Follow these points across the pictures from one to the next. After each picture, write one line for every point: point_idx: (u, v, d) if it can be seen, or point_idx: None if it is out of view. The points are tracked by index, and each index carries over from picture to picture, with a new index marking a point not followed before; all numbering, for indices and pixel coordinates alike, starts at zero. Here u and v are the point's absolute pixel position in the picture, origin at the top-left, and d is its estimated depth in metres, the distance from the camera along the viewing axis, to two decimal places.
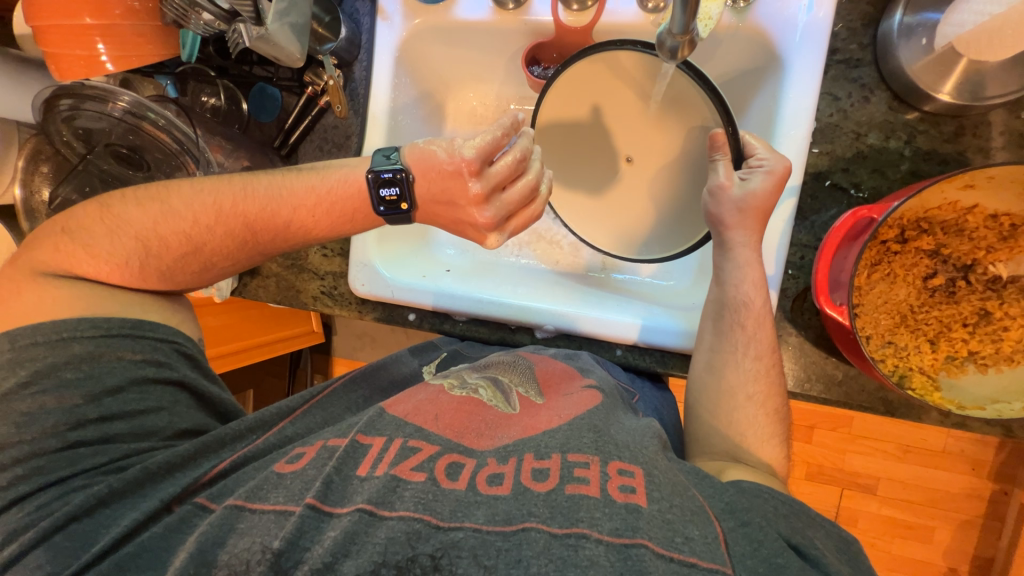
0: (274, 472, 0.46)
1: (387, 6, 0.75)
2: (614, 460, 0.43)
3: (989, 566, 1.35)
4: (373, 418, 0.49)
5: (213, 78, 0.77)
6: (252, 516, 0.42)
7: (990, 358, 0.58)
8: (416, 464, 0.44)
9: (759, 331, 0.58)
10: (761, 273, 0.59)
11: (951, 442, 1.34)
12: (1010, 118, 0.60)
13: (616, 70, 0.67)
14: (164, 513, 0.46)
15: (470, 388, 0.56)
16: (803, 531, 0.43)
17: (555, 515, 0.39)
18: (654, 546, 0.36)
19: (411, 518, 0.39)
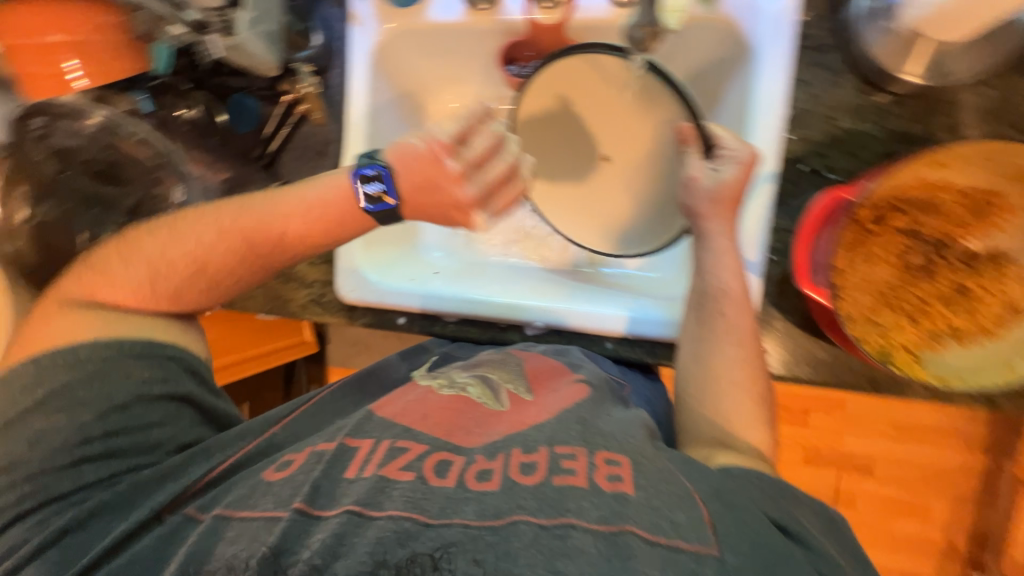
0: (264, 479, 0.46)
1: (360, 11, 0.76)
2: (601, 450, 0.44)
3: (987, 540, 1.36)
4: (361, 421, 0.50)
5: (188, 91, 0.73)
6: (239, 523, 0.43)
7: (969, 332, 0.59)
8: (405, 464, 0.44)
9: (739, 317, 0.58)
10: (737, 260, 0.60)
11: (944, 419, 1.35)
12: (977, 96, 0.61)
13: (595, 69, 0.68)
14: (156, 521, 0.47)
15: (458, 387, 0.57)
16: (790, 512, 0.44)
17: (542, 507, 0.39)
18: (642, 533, 0.37)
19: (400, 517, 0.40)
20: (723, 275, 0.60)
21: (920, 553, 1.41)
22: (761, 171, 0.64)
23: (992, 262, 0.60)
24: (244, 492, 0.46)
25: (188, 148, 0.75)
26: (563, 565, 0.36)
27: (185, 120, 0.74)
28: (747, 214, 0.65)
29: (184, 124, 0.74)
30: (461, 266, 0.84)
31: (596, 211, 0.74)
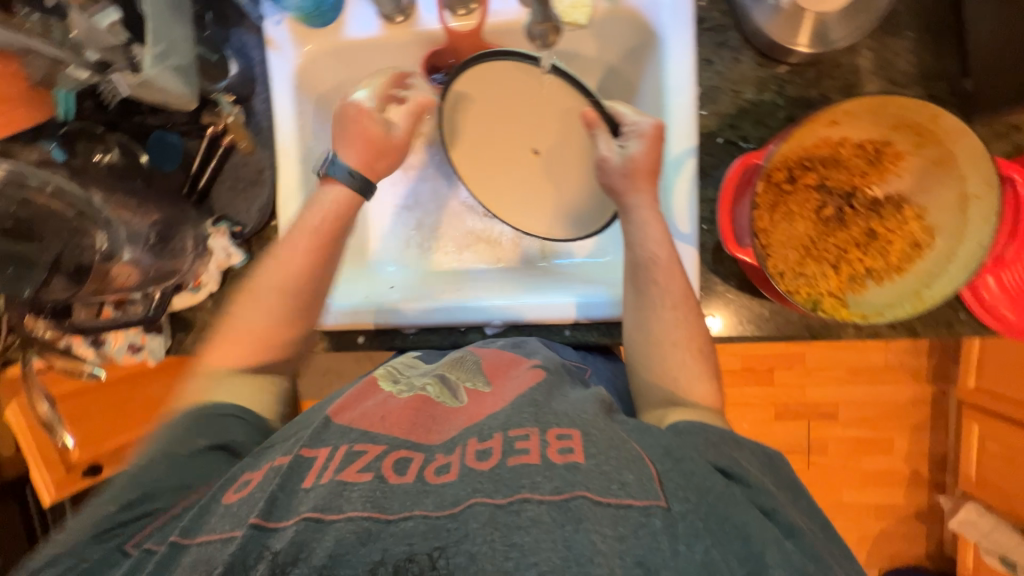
0: (222, 503, 0.47)
1: (275, 36, 0.75)
2: (553, 427, 0.49)
3: (943, 461, 1.48)
4: (318, 430, 0.52)
5: (103, 135, 0.71)
6: (196, 548, 0.44)
7: (883, 271, 0.65)
8: (364, 465, 0.47)
9: (670, 282, 0.62)
10: (661, 229, 0.63)
11: (892, 356, 1.45)
12: (857, 57, 0.67)
13: (520, 68, 0.69)
14: (121, 556, 0.48)
15: (418, 388, 0.59)
16: (731, 454, 0.49)
17: (499, 489, 0.43)
18: (591, 496, 0.42)
19: (359, 518, 0.42)
20: (653, 245, 0.63)
21: (891, 484, 1.51)
22: (681, 147, 0.68)
23: (894, 204, 0.66)
24: (200, 518, 0.47)
25: (109, 195, 0.68)
26: (519, 537, 0.40)
27: (102, 165, 0.71)
28: (674, 189, 0.68)
29: (104, 168, 0.70)
30: (416, 278, 0.84)
31: (532, 200, 0.76)
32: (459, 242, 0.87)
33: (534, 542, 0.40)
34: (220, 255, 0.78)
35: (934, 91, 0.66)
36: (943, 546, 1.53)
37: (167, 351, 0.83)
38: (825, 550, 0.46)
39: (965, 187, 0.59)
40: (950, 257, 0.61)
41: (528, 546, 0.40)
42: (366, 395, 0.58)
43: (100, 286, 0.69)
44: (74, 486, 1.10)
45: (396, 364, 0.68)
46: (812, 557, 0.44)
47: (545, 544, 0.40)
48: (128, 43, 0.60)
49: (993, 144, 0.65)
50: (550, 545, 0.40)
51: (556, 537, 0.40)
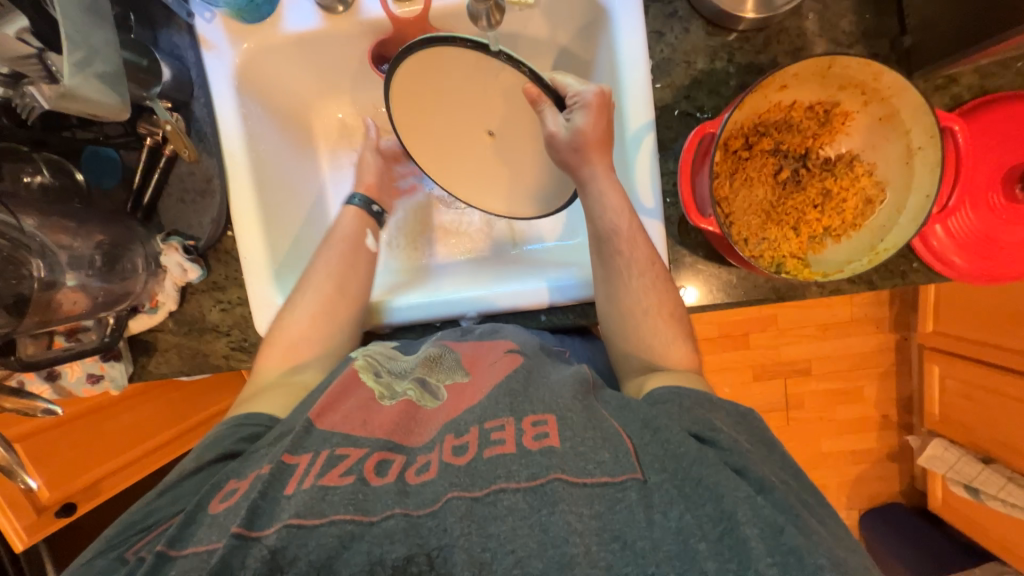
0: (208, 512, 0.47)
1: (208, 35, 0.71)
2: (528, 415, 0.50)
3: (910, 403, 1.58)
4: (301, 435, 0.51)
5: (29, 154, 0.67)
6: (183, 560, 0.44)
7: (840, 229, 0.67)
8: (345, 469, 0.47)
9: (635, 251, 0.62)
10: (620, 199, 0.63)
11: (857, 309, 1.52)
12: (801, 20, 0.68)
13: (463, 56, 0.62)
14: (120, 564, 0.47)
15: (401, 394, 0.57)
16: (701, 416, 0.50)
17: (475, 481, 0.45)
18: (567, 478, 0.44)
19: (343, 521, 0.43)
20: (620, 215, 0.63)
21: (865, 430, 1.59)
22: (639, 122, 0.68)
23: (846, 163, 0.68)
24: (190, 527, 0.46)
25: (45, 218, 0.65)
26: (496, 527, 0.42)
27: (35, 185, 0.67)
28: (636, 164, 0.69)
29: (36, 189, 0.66)
30: (389, 278, 0.83)
31: (487, 184, 0.75)
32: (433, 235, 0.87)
33: (510, 530, 0.42)
34: (175, 272, 0.74)
35: (876, 49, 0.68)
36: (914, 482, 1.63)
37: (130, 378, 0.79)
38: (798, 499, 0.48)
39: (909, 141, 0.62)
40: (900, 210, 0.63)
41: (505, 535, 0.42)
42: (343, 395, 0.56)
43: (44, 316, 0.65)
44: (50, 527, 1.04)
45: (375, 353, 0.64)
46: (784, 509, 0.44)
47: (521, 531, 0.42)
48: (42, 50, 0.54)
49: (934, 97, 0.67)
50: (526, 531, 0.42)
51: (533, 522, 0.42)
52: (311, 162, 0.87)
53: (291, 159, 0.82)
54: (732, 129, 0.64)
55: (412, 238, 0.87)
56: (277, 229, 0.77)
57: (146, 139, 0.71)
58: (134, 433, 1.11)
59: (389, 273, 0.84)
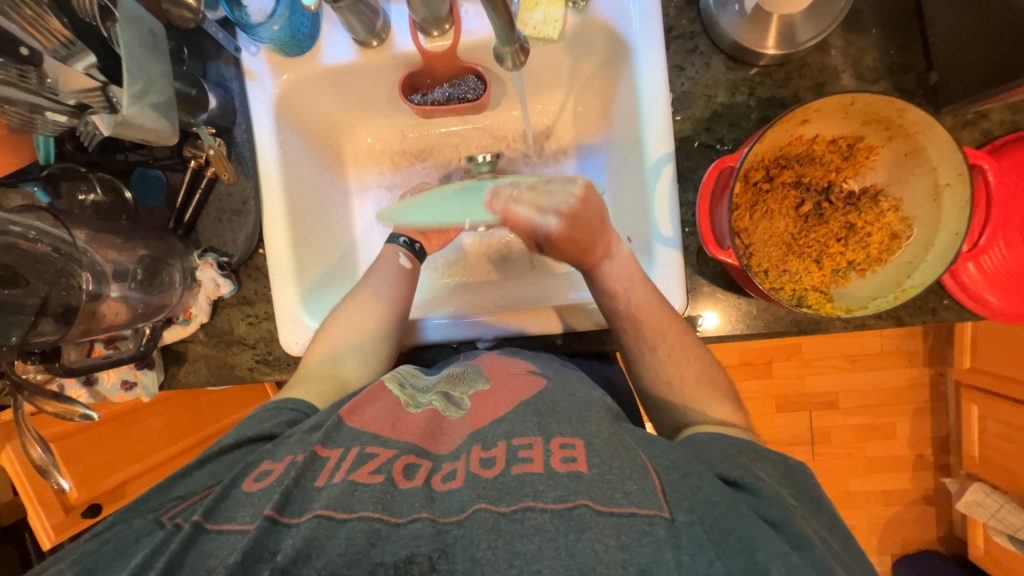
0: (243, 490, 0.50)
1: (253, 67, 0.76)
2: (556, 437, 0.50)
3: (947, 443, 1.49)
4: (332, 429, 0.54)
5: (86, 173, 0.74)
6: (217, 535, 0.46)
7: (865, 263, 0.66)
8: (374, 467, 0.50)
9: (642, 326, 0.65)
10: (622, 274, 0.66)
11: (888, 342, 1.46)
12: (824, 55, 0.69)
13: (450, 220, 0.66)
14: (155, 526, 0.50)
15: (426, 404, 0.60)
16: (743, 470, 0.50)
17: (502, 497, 0.45)
18: (594, 505, 0.43)
19: (370, 518, 0.45)
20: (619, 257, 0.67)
21: (897, 470, 1.51)
22: (659, 154, 0.69)
23: (871, 197, 0.67)
24: (225, 502, 0.49)
25: (95, 233, 0.69)
26: (523, 545, 0.42)
27: (88, 204, 0.74)
28: (654, 194, 0.69)
29: (89, 208, 0.74)
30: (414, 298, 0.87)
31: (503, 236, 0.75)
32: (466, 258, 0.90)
33: (537, 550, 0.41)
34: (209, 286, 0.78)
35: (902, 84, 0.68)
36: (953, 528, 1.53)
37: (160, 387, 0.83)
38: (825, 542, 0.46)
39: (937, 177, 0.60)
40: (928, 246, 0.62)
41: (531, 554, 0.41)
42: (373, 397, 0.60)
43: (89, 326, 0.68)
44: (73, 528, 1.08)
45: (401, 371, 0.68)
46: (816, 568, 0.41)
47: (548, 552, 0.41)
48: (106, 83, 0.58)
49: (962, 133, 0.66)
50: (552, 552, 0.41)
51: (559, 545, 0.41)
52: (340, 185, 0.91)
53: (322, 182, 0.86)
54: (752, 162, 0.64)
55: (448, 263, 0.90)
56: (306, 248, 0.80)
57: (190, 161, 0.76)
58: (159, 438, 1.15)
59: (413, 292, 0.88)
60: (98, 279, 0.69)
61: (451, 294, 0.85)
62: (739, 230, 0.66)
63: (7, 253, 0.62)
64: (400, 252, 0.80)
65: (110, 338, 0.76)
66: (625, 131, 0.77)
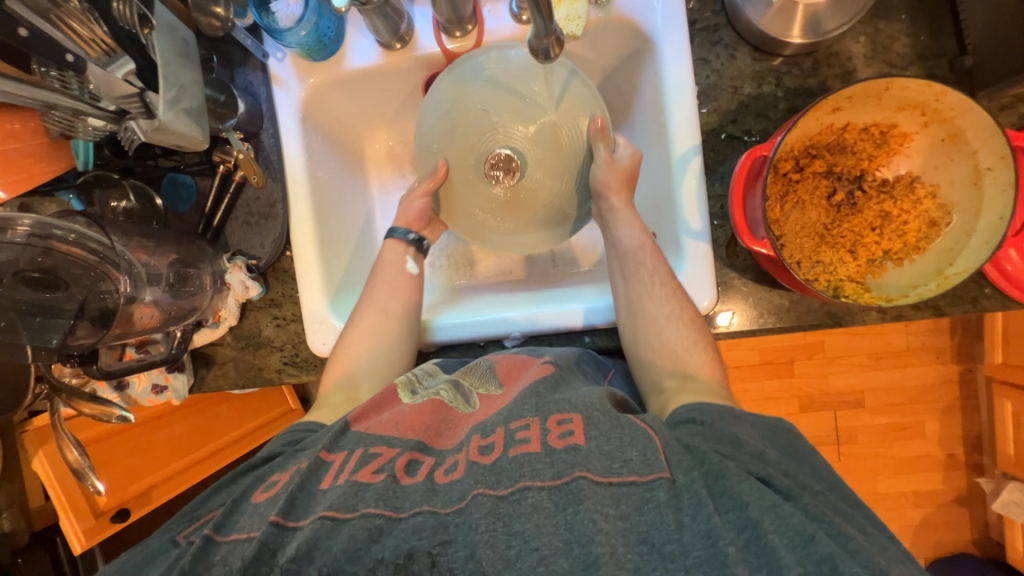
0: (251, 502, 0.51)
1: (279, 73, 0.77)
2: (553, 414, 0.51)
3: (980, 442, 1.45)
4: (338, 435, 0.55)
5: (118, 180, 0.76)
6: (226, 545, 0.47)
7: (902, 252, 0.65)
8: (377, 467, 0.50)
9: (655, 261, 0.67)
10: (634, 215, 0.70)
11: (913, 338, 1.42)
12: (852, 43, 0.68)
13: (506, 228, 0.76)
14: (171, 546, 0.51)
15: (432, 392, 0.62)
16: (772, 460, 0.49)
17: (501, 480, 0.45)
18: (592, 476, 0.44)
19: (373, 514, 0.45)
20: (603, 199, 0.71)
21: (927, 470, 1.47)
22: (686, 147, 0.69)
23: (906, 185, 0.66)
24: (234, 516, 0.50)
25: (127, 237, 0.70)
26: (520, 525, 0.42)
27: (120, 210, 0.77)
28: (682, 188, 0.69)
29: (121, 214, 0.77)
30: (438, 296, 0.88)
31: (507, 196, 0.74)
32: (476, 258, 0.91)
33: (535, 527, 0.42)
34: (238, 290, 0.78)
35: (934, 69, 0.67)
36: (989, 531, 1.47)
37: (190, 390, 0.84)
38: (832, 510, 0.44)
39: (977, 161, 0.59)
40: (970, 232, 0.60)
41: (529, 532, 0.42)
42: (381, 404, 0.60)
43: (124, 330, 0.70)
44: (105, 532, 1.06)
45: (415, 372, 0.68)
46: (816, 517, 0.42)
47: (545, 528, 0.42)
48: (144, 89, 0.59)
49: (1000, 117, 0.65)
50: (551, 528, 0.42)
51: (557, 521, 0.42)
52: (364, 187, 0.92)
53: (347, 184, 0.87)
54: (781, 152, 0.64)
55: (456, 262, 0.91)
56: (331, 249, 0.81)
57: (218, 166, 0.76)
58: (185, 441, 1.16)
59: (437, 291, 0.90)
60: (135, 283, 0.69)
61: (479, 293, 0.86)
62: (772, 221, 0.65)
63: (47, 257, 0.63)
64: (409, 252, 0.79)
65: (141, 341, 0.76)
66: (649, 126, 0.77)
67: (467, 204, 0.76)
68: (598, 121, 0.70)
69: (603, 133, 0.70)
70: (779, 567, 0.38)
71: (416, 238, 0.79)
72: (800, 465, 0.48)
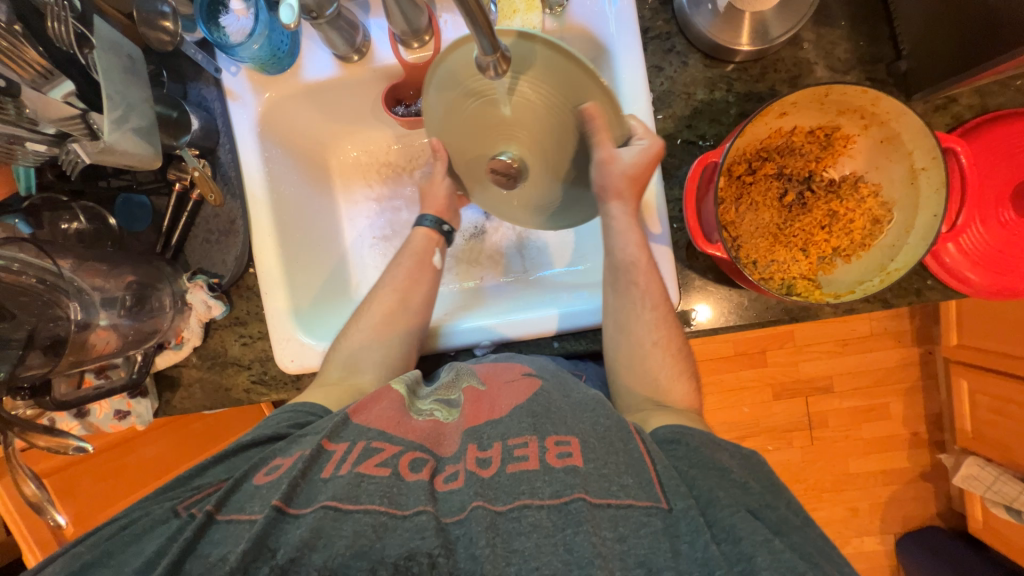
0: (253, 483, 0.50)
1: (233, 87, 0.76)
2: (551, 435, 0.52)
3: (940, 419, 1.52)
4: (339, 425, 0.54)
5: (67, 202, 0.72)
6: (226, 525, 0.46)
7: (850, 249, 0.68)
8: (380, 460, 0.50)
9: (650, 284, 0.66)
10: (639, 234, 0.67)
11: (876, 323, 1.48)
12: (795, 49, 0.71)
13: (503, 203, 0.74)
14: (170, 515, 0.49)
15: (427, 412, 0.59)
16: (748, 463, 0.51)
17: (498, 496, 0.47)
18: (590, 498, 0.45)
19: (377, 511, 0.45)
20: (602, 204, 0.67)
21: (893, 448, 1.54)
22: None
23: (851, 184, 0.69)
24: (235, 495, 0.49)
25: (81, 262, 0.68)
26: (519, 543, 0.43)
27: (71, 233, 0.72)
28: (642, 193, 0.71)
29: (72, 236, 0.72)
30: (450, 301, 0.88)
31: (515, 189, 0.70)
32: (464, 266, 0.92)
33: (535, 547, 0.43)
34: (200, 308, 0.76)
35: (872, 73, 0.70)
36: (951, 503, 1.55)
37: (155, 414, 0.81)
38: (814, 550, 0.44)
39: (913, 161, 0.62)
40: (908, 229, 0.64)
41: (530, 551, 0.43)
42: (379, 396, 0.59)
43: (79, 356, 0.66)
44: None
45: (405, 377, 0.65)
46: (803, 555, 0.43)
47: (545, 548, 0.43)
48: (85, 110, 0.59)
49: (934, 118, 0.69)
50: (551, 548, 0.43)
51: (556, 541, 0.43)
52: (328, 200, 0.91)
53: (311, 198, 0.86)
54: (733, 157, 0.66)
55: (467, 266, 0.92)
56: (295, 264, 0.80)
57: (175, 185, 0.75)
58: (155, 464, 1.13)
59: (450, 297, 0.90)
60: (87, 307, 0.67)
61: (493, 297, 0.85)
62: (726, 223, 0.66)
63: None
64: (438, 245, 0.79)
65: (100, 367, 0.74)
66: None
67: (490, 192, 0.73)
68: (592, 108, 0.60)
69: (597, 123, 0.61)
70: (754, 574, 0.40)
71: (449, 229, 0.79)
72: (775, 493, 0.49)
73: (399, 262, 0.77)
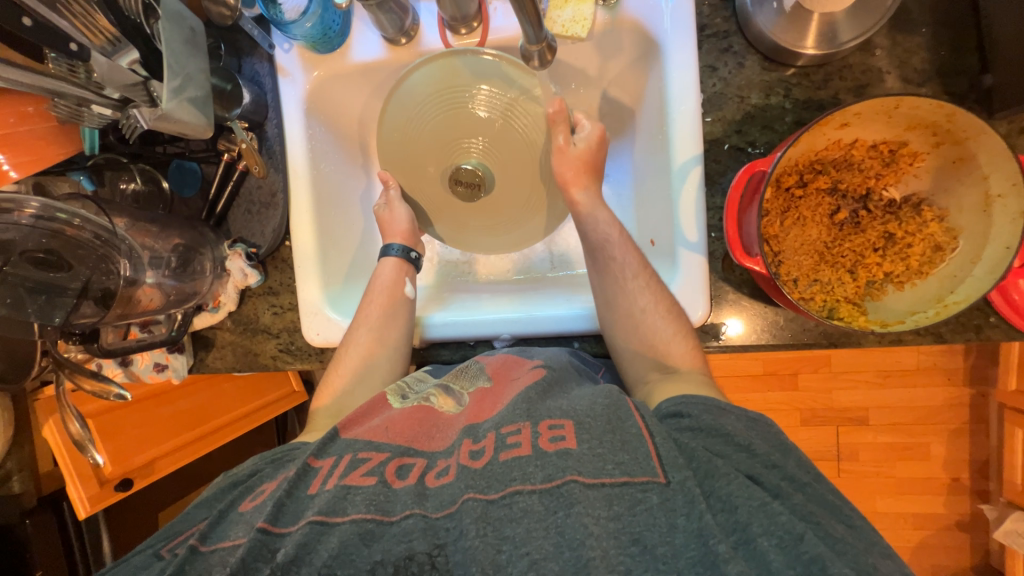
0: (238, 510, 0.52)
1: (285, 64, 0.78)
2: (544, 419, 0.51)
3: (987, 467, 1.41)
4: (325, 442, 0.56)
5: (127, 164, 0.78)
6: (212, 553, 0.48)
7: (905, 275, 0.63)
8: (367, 470, 0.51)
9: (627, 255, 0.67)
10: (608, 212, 0.71)
11: (925, 357, 1.38)
12: (866, 56, 0.65)
13: (467, 226, 0.83)
14: (154, 560, 0.51)
15: (422, 398, 0.63)
16: None
17: (490, 485, 0.46)
18: (583, 480, 0.44)
19: (363, 519, 0.45)
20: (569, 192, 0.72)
21: (929, 492, 1.44)
22: (687, 156, 0.67)
23: (913, 207, 0.64)
24: (220, 525, 0.50)
25: (133, 222, 0.72)
26: (511, 530, 0.43)
27: (128, 192, 0.79)
28: (681, 197, 0.68)
29: (128, 196, 0.79)
30: (448, 291, 0.88)
31: (484, 206, 0.81)
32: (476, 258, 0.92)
33: (525, 532, 0.43)
34: (237, 277, 0.80)
35: (952, 87, 0.64)
36: (990, 559, 1.43)
37: (190, 370, 0.86)
38: (819, 503, 0.44)
39: (988, 187, 0.57)
40: (975, 259, 0.58)
41: (520, 537, 0.42)
42: (369, 412, 0.61)
43: (126, 309, 0.72)
44: (107, 501, 1.09)
45: (404, 380, 0.69)
46: (804, 516, 0.42)
47: (536, 533, 0.42)
48: (147, 79, 0.62)
49: (1018, 140, 0.63)
50: (542, 533, 0.42)
51: (548, 525, 0.43)
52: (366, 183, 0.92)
53: (349, 178, 0.88)
54: (784, 167, 0.61)
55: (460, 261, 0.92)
56: (327, 243, 0.82)
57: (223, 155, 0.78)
58: (187, 418, 1.20)
59: (450, 286, 0.90)
60: (136, 267, 0.71)
61: (496, 291, 0.85)
62: (769, 237, 0.63)
63: (54, 239, 0.64)
64: (406, 277, 0.79)
65: (144, 322, 0.79)
66: (653, 131, 0.75)
67: (453, 216, 0.83)
68: (554, 107, 0.72)
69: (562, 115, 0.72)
70: (769, 568, 0.38)
71: (416, 257, 0.80)
72: None
73: (369, 301, 0.75)
